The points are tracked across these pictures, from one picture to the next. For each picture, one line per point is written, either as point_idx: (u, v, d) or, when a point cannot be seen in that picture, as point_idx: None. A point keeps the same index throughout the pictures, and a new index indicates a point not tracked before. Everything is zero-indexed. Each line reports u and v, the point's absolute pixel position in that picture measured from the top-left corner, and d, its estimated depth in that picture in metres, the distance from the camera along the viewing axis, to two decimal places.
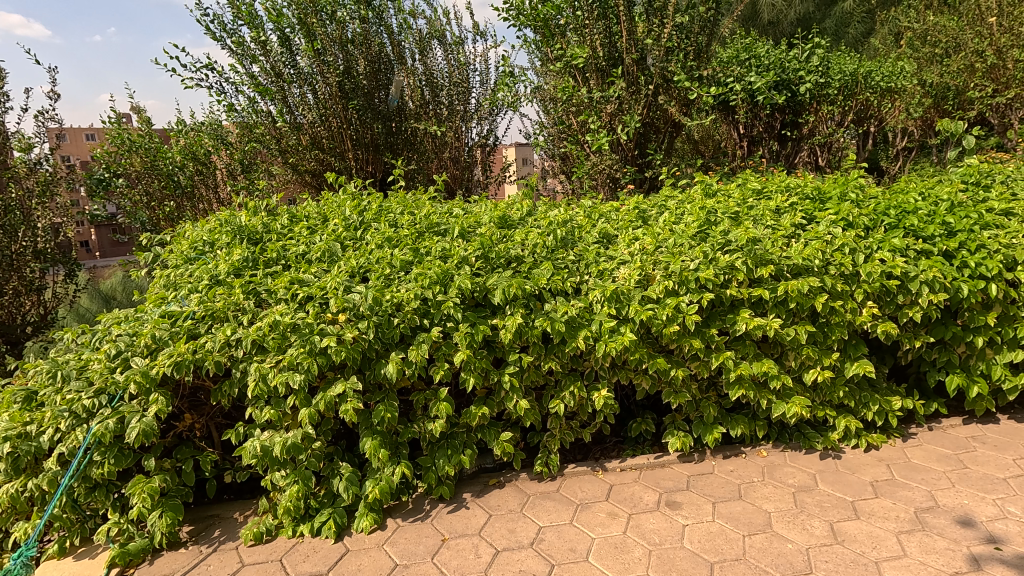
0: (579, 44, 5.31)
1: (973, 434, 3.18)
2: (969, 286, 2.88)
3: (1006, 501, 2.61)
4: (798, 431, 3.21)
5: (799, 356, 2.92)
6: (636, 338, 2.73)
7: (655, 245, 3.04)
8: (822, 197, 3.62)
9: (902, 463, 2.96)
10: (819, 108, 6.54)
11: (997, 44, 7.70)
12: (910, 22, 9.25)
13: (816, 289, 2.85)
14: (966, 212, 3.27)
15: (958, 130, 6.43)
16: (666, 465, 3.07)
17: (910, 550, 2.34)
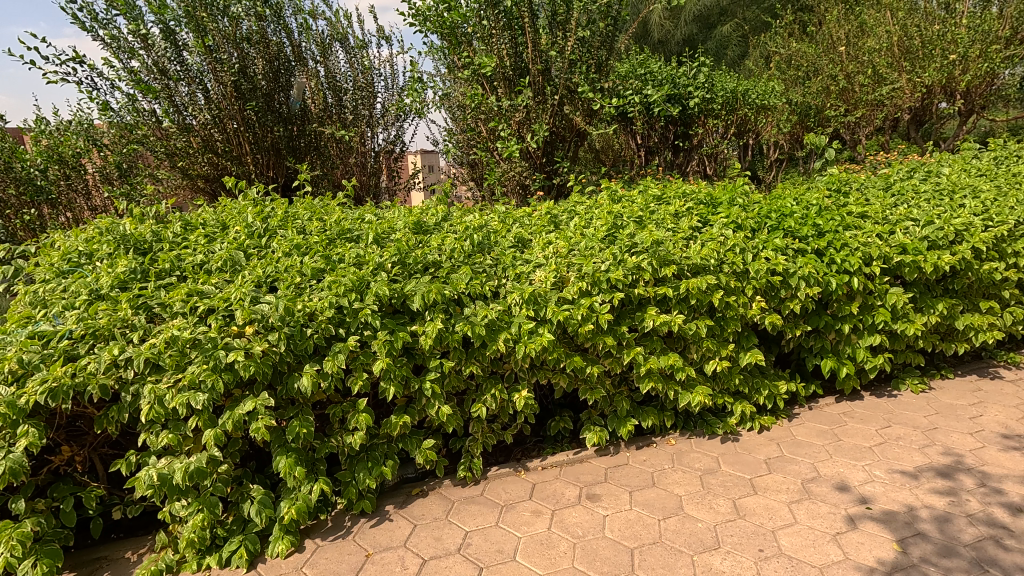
0: (487, 53, 5.40)
1: (844, 410, 3.61)
2: (838, 280, 3.26)
3: (873, 466, 2.99)
4: (701, 418, 3.46)
5: (699, 349, 3.16)
6: (554, 338, 2.82)
7: (568, 249, 3.16)
8: (714, 202, 3.95)
9: (789, 440, 3.29)
10: (706, 121, 7.13)
11: (847, 70, 8.82)
12: (777, 47, 10.44)
13: (713, 287, 3.10)
14: (832, 215, 3.72)
15: (821, 144, 7.27)
16: (585, 460, 3.19)
17: (800, 517, 2.62)
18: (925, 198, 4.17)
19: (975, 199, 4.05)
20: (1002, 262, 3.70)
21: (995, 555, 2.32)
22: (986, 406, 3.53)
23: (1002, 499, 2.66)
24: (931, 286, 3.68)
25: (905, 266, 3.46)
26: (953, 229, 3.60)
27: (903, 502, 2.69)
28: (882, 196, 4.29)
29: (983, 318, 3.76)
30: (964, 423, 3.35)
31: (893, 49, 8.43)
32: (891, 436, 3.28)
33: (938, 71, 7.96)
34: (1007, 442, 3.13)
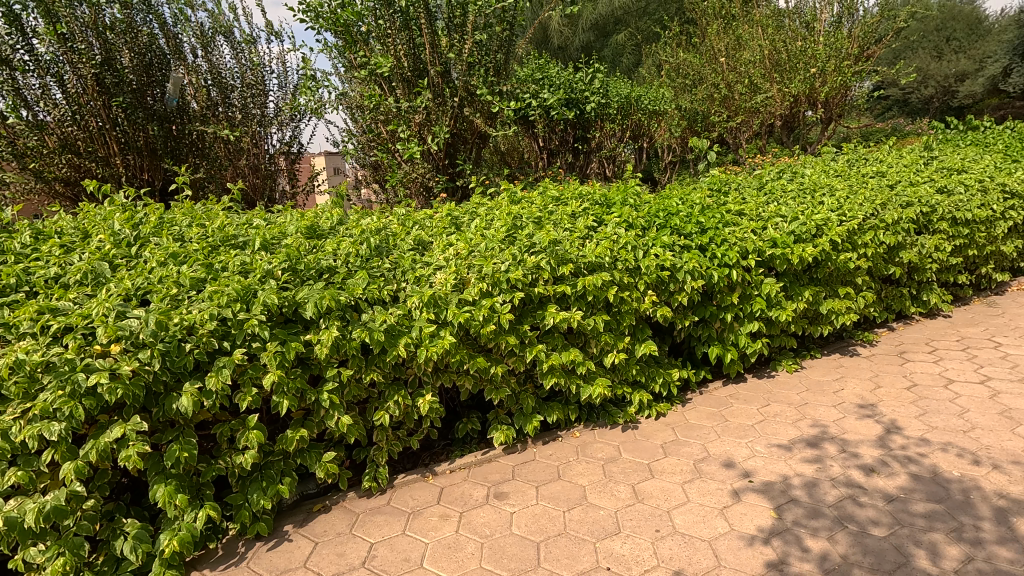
0: (383, 53, 5.31)
1: (731, 393, 3.91)
2: (719, 273, 3.53)
3: (754, 442, 3.27)
4: (604, 409, 3.61)
5: (599, 343, 3.29)
6: (456, 340, 2.82)
7: (468, 250, 3.16)
8: (608, 202, 4.14)
9: (682, 424, 3.51)
10: (603, 125, 7.56)
11: (727, 80, 9.57)
12: (667, 57, 11.14)
13: (608, 283, 3.24)
14: (713, 213, 4.02)
15: (705, 148, 7.85)
16: (493, 460, 3.21)
17: (692, 496, 2.80)
18: (791, 197, 4.63)
19: (832, 197, 4.54)
20: (855, 252, 4.17)
21: (853, 511, 2.62)
22: (847, 381, 3.97)
23: (858, 461, 3.01)
24: (799, 276, 4.08)
25: (776, 259, 3.80)
26: (814, 224, 4.01)
27: (779, 472, 2.96)
28: (756, 196, 4.70)
29: (842, 302, 4.22)
30: (829, 397, 3.75)
31: (766, 61, 9.28)
32: (770, 413, 3.59)
33: (802, 83, 8.96)
34: (862, 411, 3.54)
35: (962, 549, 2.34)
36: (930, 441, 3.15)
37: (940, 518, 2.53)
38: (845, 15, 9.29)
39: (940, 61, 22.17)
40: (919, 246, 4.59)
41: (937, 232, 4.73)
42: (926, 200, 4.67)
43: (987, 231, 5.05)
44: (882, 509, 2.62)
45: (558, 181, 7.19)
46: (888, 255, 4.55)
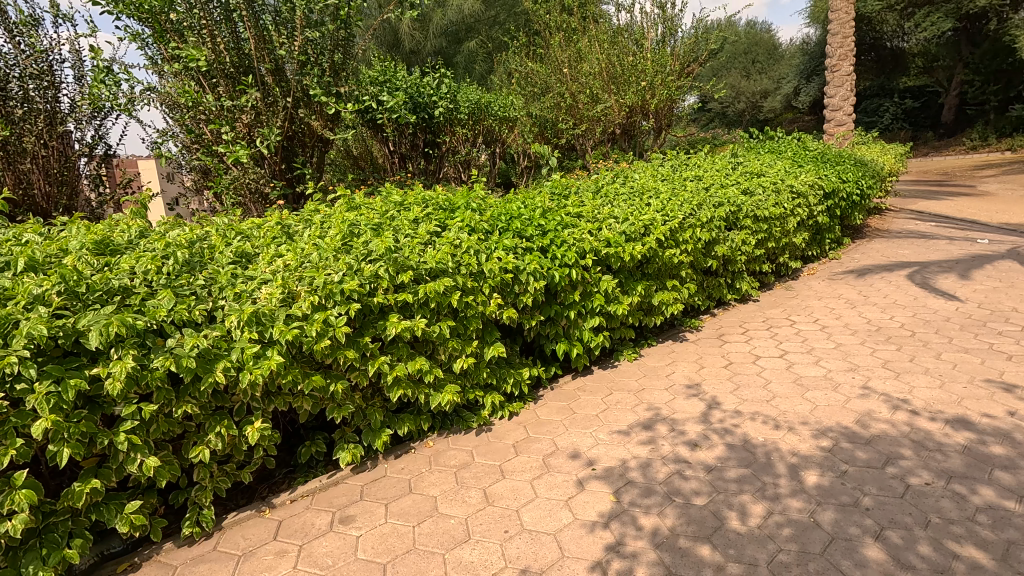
0: (199, 46, 4.81)
1: (578, 386, 4.10)
2: (559, 273, 3.67)
3: (598, 431, 3.45)
4: (457, 414, 3.58)
5: (446, 349, 3.24)
6: (285, 360, 2.59)
7: (298, 262, 2.96)
8: (452, 207, 4.15)
9: (533, 422, 3.60)
10: (453, 130, 7.73)
11: (571, 89, 10.12)
12: (517, 66, 11.53)
13: (451, 288, 3.21)
14: (553, 216, 4.20)
15: (547, 153, 8.29)
16: (340, 482, 3.02)
17: (540, 491, 2.88)
18: (623, 199, 5.02)
19: (657, 200, 4.98)
20: (678, 248, 4.61)
21: (679, 485, 2.87)
22: (677, 365, 4.37)
23: (684, 438, 3.31)
24: (633, 272, 4.40)
25: (610, 257, 4.07)
26: (642, 224, 4.36)
27: (619, 457, 3.16)
28: (592, 199, 5.01)
29: (670, 294, 4.65)
30: (662, 381, 4.09)
31: (603, 73, 9.88)
32: (612, 402, 3.83)
33: (635, 94, 9.76)
34: (689, 392, 3.92)
35: (764, 505, 2.67)
36: (742, 412, 3.58)
37: (748, 480, 2.87)
38: (667, 35, 10.36)
39: (748, 80, 25.72)
40: (730, 241, 5.21)
41: (743, 228, 5.41)
42: (733, 200, 5.31)
43: (782, 226, 5.89)
44: (703, 479, 2.90)
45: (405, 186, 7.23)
46: (706, 249, 5.10)
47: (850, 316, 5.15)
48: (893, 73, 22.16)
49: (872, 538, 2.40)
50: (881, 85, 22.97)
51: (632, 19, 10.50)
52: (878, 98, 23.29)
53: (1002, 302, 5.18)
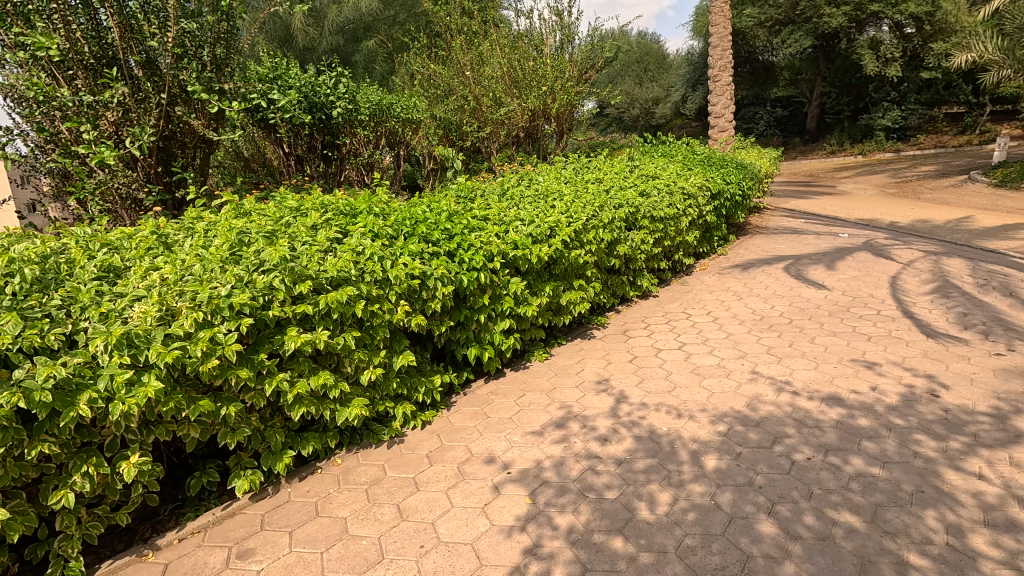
0: (49, 33, 4.25)
1: (491, 389, 4.09)
2: (468, 276, 3.62)
3: (513, 433, 3.46)
4: (366, 428, 3.42)
5: (352, 361, 3.09)
6: (165, 385, 2.34)
7: (178, 275, 2.72)
8: (353, 212, 3.98)
9: (447, 429, 3.53)
10: (353, 131, 7.48)
11: (474, 92, 9.90)
12: (418, 67, 11.35)
13: (355, 297, 3.06)
14: (459, 219, 4.15)
15: (452, 156, 8.00)
16: (237, 513, 2.77)
17: (456, 500, 2.82)
18: (528, 202, 5.09)
19: (561, 202, 5.10)
20: (583, 249, 4.74)
21: (592, 481, 2.93)
22: (586, 362, 4.49)
23: (595, 434, 3.40)
24: (541, 273, 4.46)
25: (518, 259, 4.09)
26: (547, 226, 4.43)
27: (533, 458, 3.18)
28: (498, 201, 5.02)
29: (577, 293, 4.76)
30: (573, 379, 4.18)
31: (504, 78, 9.94)
32: (525, 403, 3.85)
33: (537, 99, 9.96)
34: (599, 387, 4.03)
35: (671, 493, 2.79)
36: (647, 404, 3.74)
37: (655, 469, 3.00)
38: (566, 42, 10.69)
39: (641, 87, 27.23)
40: (629, 240, 5.44)
41: (642, 228, 5.68)
42: (631, 202, 5.55)
43: (676, 226, 6.25)
44: (614, 473, 2.99)
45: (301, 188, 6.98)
46: (609, 249, 5.29)
47: (738, 307, 5.57)
48: (765, 84, 24.44)
49: (765, 514, 2.59)
50: (756, 95, 25.22)
51: (532, 25, 10.73)
52: (753, 106, 25.57)
53: (861, 289, 5.85)
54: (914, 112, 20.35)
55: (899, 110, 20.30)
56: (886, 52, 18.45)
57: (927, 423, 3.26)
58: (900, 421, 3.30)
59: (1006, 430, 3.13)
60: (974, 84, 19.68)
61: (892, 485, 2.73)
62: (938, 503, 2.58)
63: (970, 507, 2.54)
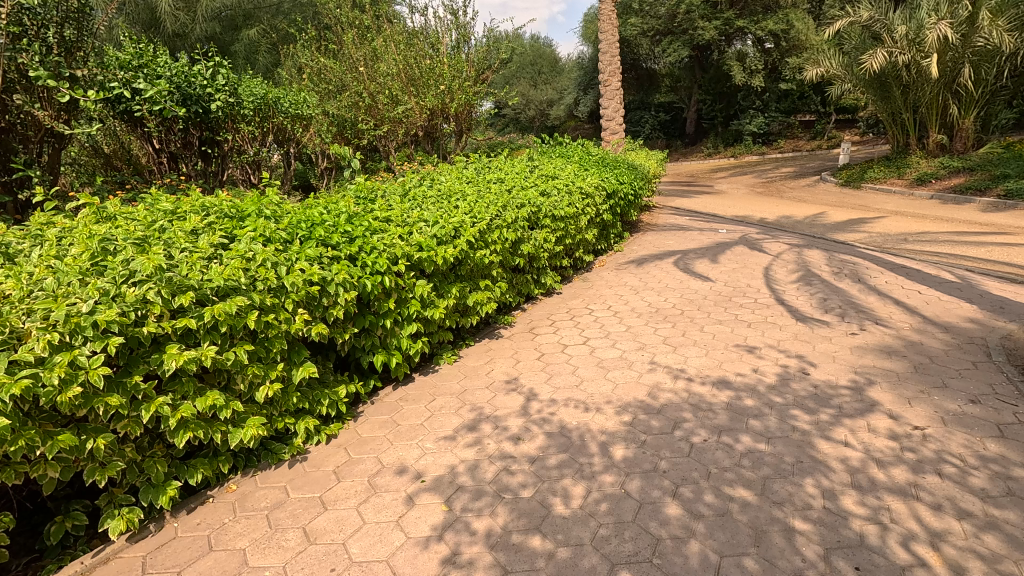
0: None
1: (400, 396, 3.96)
2: (371, 281, 3.46)
3: (425, 440, 3.37)
4: (264, 448, 3.16)
5: (245, 378, 2.84)
6: (13, 420, 2.00)
7: (25, 291, 2.39)
8: (240, 214, 3.67)
9: (355, 442, 3.36)
10: (236, 127, 7.16)
11: (369, 89, 9.56)
12: (307, 60, 10.75)
13: (246, 308, 2.81)
14: (359, 221, 3.97)
15: (348, 155, 7.65)
16: (112, 558, 2.45)
17: (367, 516, 2.69)
18: (431, 202, 5.00)
19: (465, 202, 5.06)
20: (488, 249, 4.73)
21: (507, 481, 2.93)
22: (495, 362, 4.50)
23: (508, 433, 3.41)
24: (447, 275, 4.39)
25: (424, 261, 3.99)
26: (452, 227, 4.37)
27: (447, 463, 3.12)
28: (400, 202, 4.89)
29: (483, 293, 4.75)
30: (483, 380, 4.16)
31: (401, 75, 9.66)
32: (436, 407, 3.77)
33: (435, 97, 9.82)
34: (509, 387, 4.05)
35: (583, 486, 2.86)
36: (556, 400, 3.81)
37: (567, 464, 3.07)
38: (462, 41, 10.66)
39: (536, 89, 27.93)
40: (533, 239, 5.53)
41: (544, 227, 5.80)
42: (533, 201, 5.64)
43: (576, 224, 6.45)
44: (528, 471, 3.01)
45: (176, 188, 6.62)
46: (513, 249, 5.34)
47: (636, 301, 5.87)
48: (649, 90, 26.06)
49: (671, 497, 2.73)
50: (641, 99, 26.82)
51: (427, 22, 10.57)
52: (639, 110, 27.18)
53: (741, 280, 6.41)
54: (775, 119, 22.72)
55: (763, 117, 22.56)
56: (751, 64, 20.42)
57: (801, 398, 3.63)
58: (780, 399, 3.64)
59: (863, 400, 3.57)
60: (821, 96, 22.36)
61: (777, 458, 3.00)
62: (815, 470, 2.87)
63: (840, 471, 2.86)
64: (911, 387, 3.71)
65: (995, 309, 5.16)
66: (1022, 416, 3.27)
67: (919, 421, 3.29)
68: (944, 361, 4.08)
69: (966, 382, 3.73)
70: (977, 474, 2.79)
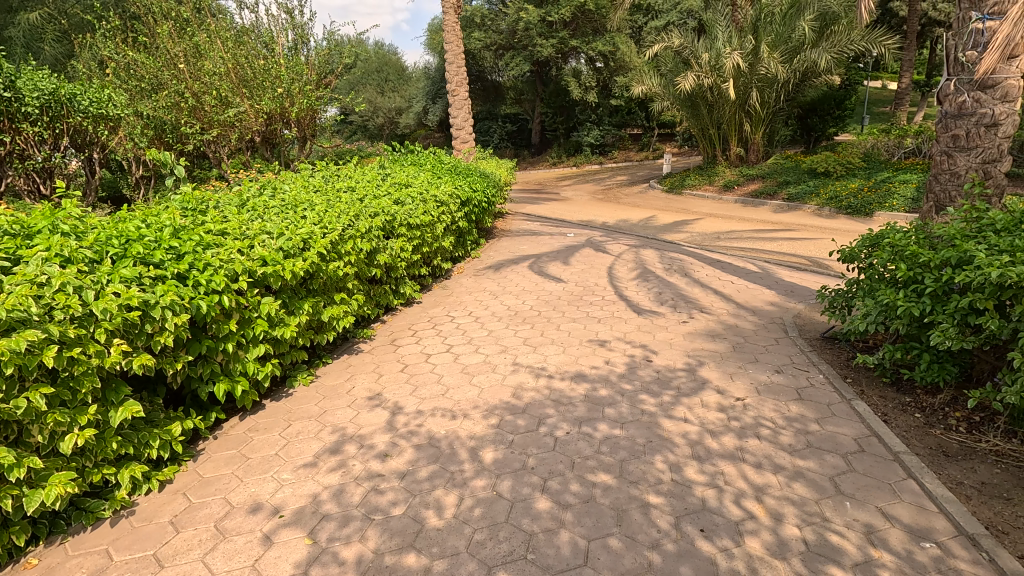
0: None
1: (249, 426, 3.58)
2: (206, 301, 3.08)
3: (281, 471, 3.09)
4: (76, 507, 2.66)
5: (44, 427, 2.36)
6: None
7: None
8: (28, 231, 3.06)
9: (195, 485, 2.97)
10: (17, 125, 6.56)
11: (192, 88, 8.51)
12: (110, 52, 9.32)
13: (41, 342, 2.34)
14: (188, 235, 3.54)
15: (168, 160, 6.75)
16: None
17: (215, 568, 2.40)
18: (273, 212, 4.63)
19: (313, 212, 4.77)
20: (341, 260, 4.49)
21: (376, 501, 2.80)
22: (356, 378, 4.28)
23: (374, 451, 3.26)
24: (297, 290, 4.07)
25: (269, 277, 3.65)
26: (299, 238, 4.07)
27: (309, 493, 2.89)
28: (237, 213, 4.46)
29: (339, 307, 4.50)
30: (343, 399, 3.94)
31: (231, 75, 8.79)
32: (292, 434, 3.48)
33: (272, 101, 9.07)
34: (372, 402, 3.88)
35: (456, 494, 2.84)
36: (423, 411, 3.74)
37: (437, 474, 3.02)
38: (299, 42, 10.02)
39: (383, 96, 27.44)
40: (389, 249, 5.38)
41: (400, 236, 5.67)
42: (387, 210, 5.48)
43: (432, 232, 6.41)
44: (398, 488, 2.91)
45: None
46: (369, 259, 5.14)
47: (495, 306, 6.01)
48: (496, 101, 26.93)
49: (540, 491, 2.83)
50: (489, 110, 27.65)
51: (259, 20, 9.82)
52: (488, 121, 27.97)
53: (589, 280, 6.89)
54: (609, 132, 24.86)
55: (599, 129, 24.55)
56: (586, 81, 22.14)
57: (647, 384, 4.00)
58: (629, 386, 3.97)
59: (696, 379, 4.05)
60: (646, 112, 25.00)
61: (630, 440, 3.27)
62: (663, 448, 3.18)
63: (683, 446, 3.20)
64: (732, 364, 4.28)
65: (788, 293, 6.17)
66: (812, 379, 3.96)
67: (741, 393, 3.80)
68: (754, 339, 4.78)
69: (771, 356, 4.41)
70: (785, 432, 3.30)
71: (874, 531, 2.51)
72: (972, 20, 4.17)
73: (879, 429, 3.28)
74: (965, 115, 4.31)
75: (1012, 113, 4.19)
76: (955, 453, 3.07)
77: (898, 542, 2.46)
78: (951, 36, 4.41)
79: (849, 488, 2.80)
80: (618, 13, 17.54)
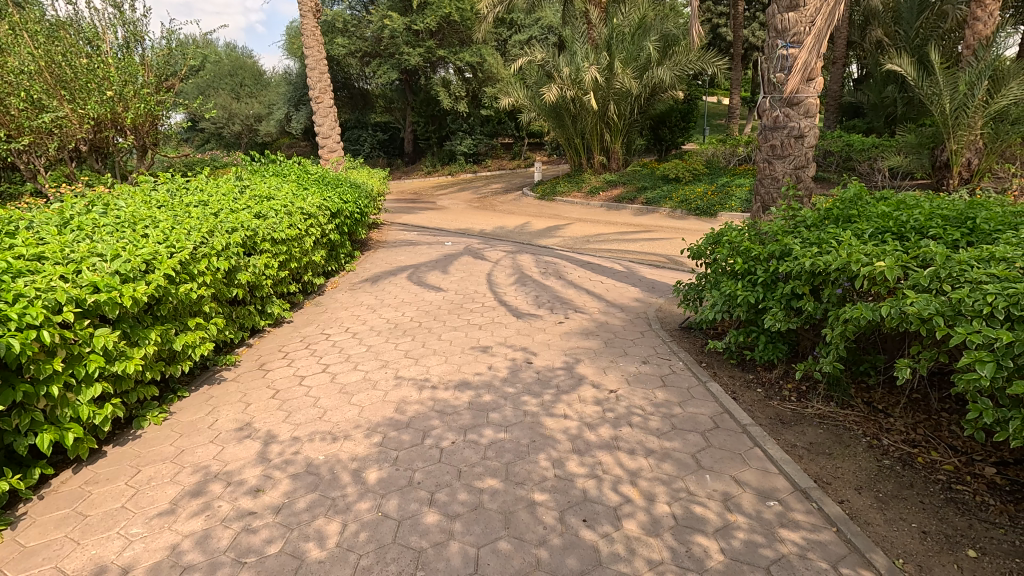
0: None
1: (86, 479, 3.10)
2: (20, 339, 2.61)
3: (129, 525, 2.71)
4: None
5: None
6: None
7: None
8: None
9: (16, 558, 2.51)
10: None
11: None
12: None
13: None
14: None
15: None
16: None
17: None
18: (106, 231, 4.07)
19: (155, 229, 4.27)
20: (194, 282, 4.05)
21: (248, 542, 2.57)
22: (219, 410, 3.89)
23: (245, 487, 2.99)
24: (140, 318, 3.60)
25: (104, 305, 3.18)
26: (140, 260, 3.61)
27: (165, 545, 2.57)
28: (58, 234, 3.86)
29: (194, 334, 4.05)
30: (204, 434, 3.56)
31: (44, 74, 7.56)
32: (142, 480, 3.07)
33: (99, 105, 7.94)
34: (239, 435, 3.55)
35: (338, 521, 2.69)
36: (298, 437, 3.50)
37: (317, 503, 2.84)
38: (132, 40, 8.94)
39: (239, 103, 25.44)
40: (251, 267, 4.96)
41: (263, 252, 5.26)
42: (246, 225, 5.05)
43: (299, 246, 6.03)
44: (273, 523, 2.69)
45: None
46: (228, 279, 4.71)
47: (374, 320, 5.81)
48: (364, 109, 26.13)
49: (428, 505, 2.78)
50: (357, 119, 26.79)
51: (77, 13, 8.58)
52: (357, 129, 26.99)
53: (469, 287, 6.94)
54: (481, 141, 25.31)
55: (471, 139, 24.91)
56: (455, 92, 22.36)
57: (528, 385, 4.12)
58: (512, 389, 4.05)
59: (573, 376, 4.25)
60: (515, 122, 25.86)
61: (514, 442, 3.34)
62: (545, 445, 3.29)
63: (564, 441, 3.33)
64: (605, 359, 4.55)
65: (651, 290, 6.71)
66: (674, 366, 4.35)
67: (614, 385, 4.06)
68: (623, 334, 5.14)
69: (638, 348, 4.77)
70: (654, 417, 3.58)
71: (730, 498, 2.81)
72: (779, 47, 4.86)
73: (729, 406, 3.68)
74: (779, 128, 5.01)
75: (812, 126, 4.98)
76: (789, 420, 3.54)
77: (749, 504, 2.77)
78: (763, 60, 5.09)
79: (708, 462, 3.10)
80: (483, 26, 17.95)
